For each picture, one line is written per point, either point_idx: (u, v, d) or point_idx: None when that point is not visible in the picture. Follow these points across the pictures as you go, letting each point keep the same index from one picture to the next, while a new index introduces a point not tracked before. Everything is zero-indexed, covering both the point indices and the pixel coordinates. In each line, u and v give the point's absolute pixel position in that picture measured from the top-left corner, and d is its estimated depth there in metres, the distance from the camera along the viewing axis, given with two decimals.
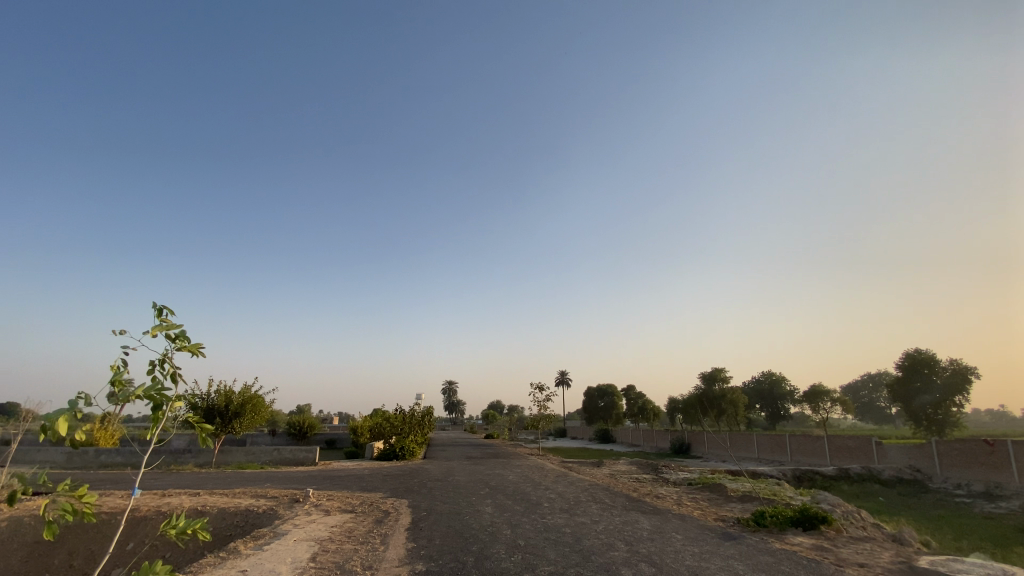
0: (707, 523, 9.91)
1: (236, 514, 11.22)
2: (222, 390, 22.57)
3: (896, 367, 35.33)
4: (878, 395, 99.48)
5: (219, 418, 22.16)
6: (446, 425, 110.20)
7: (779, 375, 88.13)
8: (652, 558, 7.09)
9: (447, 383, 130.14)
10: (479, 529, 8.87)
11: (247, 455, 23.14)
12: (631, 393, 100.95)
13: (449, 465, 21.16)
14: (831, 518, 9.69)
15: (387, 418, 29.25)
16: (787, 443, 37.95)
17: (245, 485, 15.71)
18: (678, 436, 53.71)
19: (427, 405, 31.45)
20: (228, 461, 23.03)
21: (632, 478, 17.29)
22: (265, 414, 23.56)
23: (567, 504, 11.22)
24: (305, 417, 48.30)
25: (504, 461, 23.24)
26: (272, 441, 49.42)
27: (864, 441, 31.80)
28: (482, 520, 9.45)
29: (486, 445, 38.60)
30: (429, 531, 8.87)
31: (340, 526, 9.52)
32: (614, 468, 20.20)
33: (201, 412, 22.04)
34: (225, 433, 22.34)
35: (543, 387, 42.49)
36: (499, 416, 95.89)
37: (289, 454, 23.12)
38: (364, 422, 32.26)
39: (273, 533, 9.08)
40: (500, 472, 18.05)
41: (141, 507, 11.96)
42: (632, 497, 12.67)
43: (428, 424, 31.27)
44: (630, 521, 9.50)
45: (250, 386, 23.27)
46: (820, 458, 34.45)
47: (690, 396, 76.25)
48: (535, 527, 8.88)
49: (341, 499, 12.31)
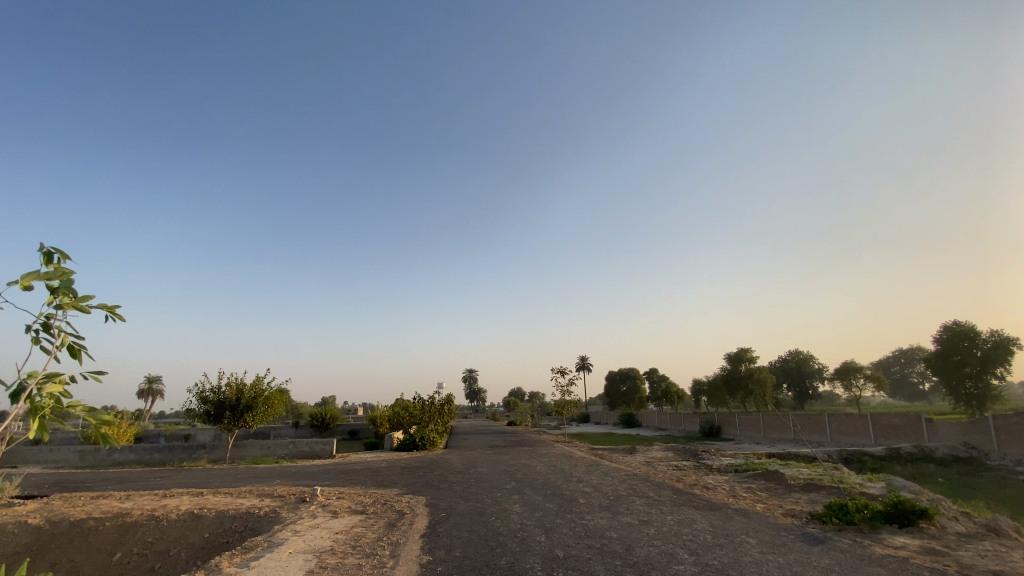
0: (778, 521, 8.34)
1: (234, 517, 10.00)
2: (233, 383, 21.60)
3: (931, 340, 32.89)
4: (912, 370, 95.63)
5: (230, 413, 21.24)
6: (468, 413, 110.13)
7: (806, 354, 85.19)
8: (730, 574, 5.56)
9: (468, 371, 130.04)
10: (507, 535, 7.45)
11: (263, 449, 22.26)
12: (654, 376, 99.04)
13: (471, 455, 19.89)
14: (931, 512, 8.06)
15: (406, 408, 28.16)
16: (828, 423, 35.93)
17: (253, 482, 14.59)
18: (707, 418, 51.89)
19: (447, 393, 30.30)
20: (243, 456, 22.15)
21: (672, 466, 15.75)
22: (279, 407, 22.60)
23: (609, 501, 9.73)
24: (326, 409, 47.84)
25: (529, 449, 21.91)
26: (294, 434, 49.13)
27: (912, 418, 29.73)
28: (511, 524, 8.03)
29: (509, 433, 37.51)
30: (448, 539, 7.47)
31: (345, 533, 8.22)
32: (650, 455, 18.66)
33: (211, 406, 21.14)
34: (237, 428, 21.43)
35: (565, 372, 41.06)
36: (521, 403, 95.15)
37: (305, 448, 22.14)
38: (383, 412, 31.28)
39: (267, 544, 7.79)
40: (526, 462, 16.71)
41: (133, 512, 10.89)
42: (680, 490, 11.13)
43: (449, 412, 30.11)
44: (687, 522, 7.97)
45: (262, 378, 22.28)
46: (865, 437, 32.40)
47: (715, 377, 74.11)
48: (574, 531, 7.43)
49: (352, 498, 11.03)
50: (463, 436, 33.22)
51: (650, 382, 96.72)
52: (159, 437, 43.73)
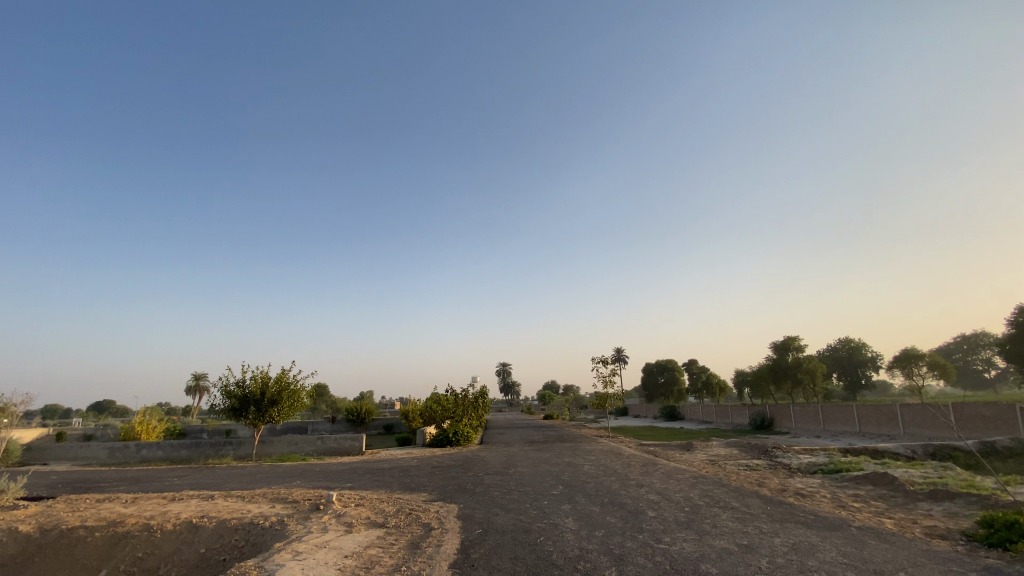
0: (931, 549, 6.14)
1: (235, 528, 8.51)
2: (257, 376, 20.49)
3: (1006, 323, 29.02)
4: (975, 357, 88.53)
5: (254, 408, 20.12)
6: (502, 407, 109.10)
7: (858, 342, 79.77)
8: None
9: (501, 365, 128.66)
10: (565, 567, 5.57)
11: (290, 446, 21.11)
12: (693, 368, 95.23)
13: (509, 452, 18.19)
14: None
15: (438, 402, 26.67)
16: (901, 415, 32.58)
17: (272, 483, 13.26)
18: (758, 411, 48.67)
19: (481, 386, 28.64)
20: (269, 453, 21.09)
21: (742, 467, 13.53)
22: (305, 401, 21.37)
23: (687, 515, 7.72)
24: (361, 404, 47.23)
25: (572, 446, 19.95)
26: (330, 429, 48.74)
27: (1002, 409, 26.25)
28: (566, 549, 6.12)
29: (547, 427, 35.92)
30: (487, 571, 5.64)
31: (357, 557, 6.52)
32: (712, 453, 16.45)
33: (235, 401, 20.07)
34: (262, 423, 20.32)
35: (604, 363, 38.84)
36: (556, 397, 93.30)
37: (334, 444, 20.88)
38: (416, 406, 29.96)
39: (259, 572, 6.16)
40: (571, 461, 14.82)
41: (129, 518, 9.59)
42: (772, 500, 8.97)
43: (484, 406, 28.46)
44: (808, 551, 5.88)
45: (287, 371, 21.07)
46: (947, 430, 29.01)
47: (761, 368, 70.11)
48: (655, 564, 5.47)
49: (372, 505, 9.38)
50: (500, 431, 31.62)
51: (690, 374, 93.09)
52: (200, 433, 44.09)
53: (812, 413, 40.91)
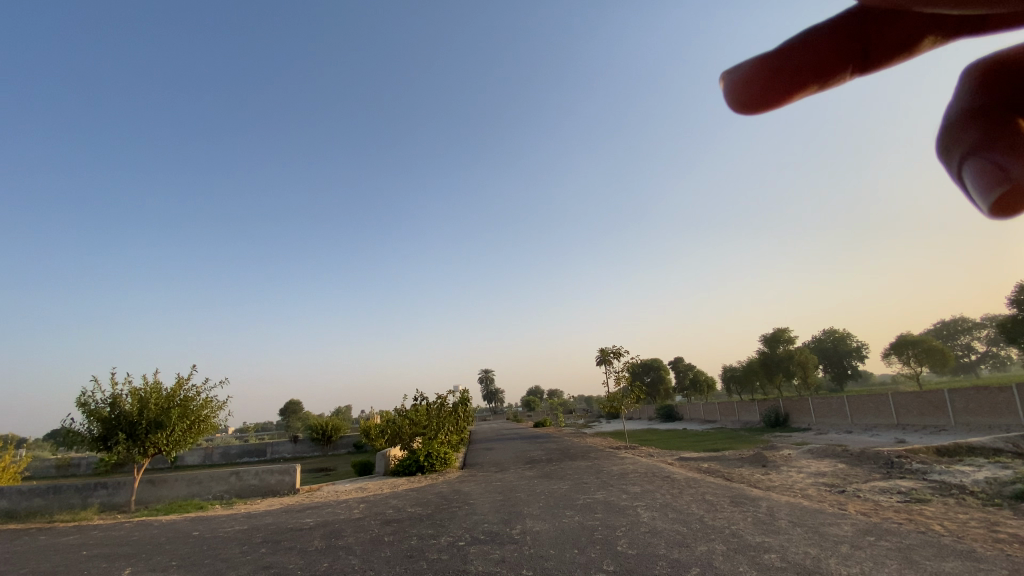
0: None
1: None
2: (136, 391, 14.20)
3: None
4: (956, 343, 85.89)
5: (128, 438, 13.81)
6: (486, 416, 102.73)
7: (844, 332, 76.53)
8: None
9: (482, 373, 122.16)
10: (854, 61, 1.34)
11: (191, 486, 14.83)
12: (680, 365, 90.92)
13: (504, 482, 12.37)
14: None
15: (405, 415, 20.64)
16: (949, 402, 27.78)
17: None
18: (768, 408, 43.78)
19: (461, 392, 22.72)
20: (158, 498, 14.73)
21: (899, 499, 8.09)
22: (209, 424, 15.09)
23: None
24: (327, 420, 40.89)
25: (590, 466, 14.36)
26: (290, 452, 42.00)
27: None
28: None
29: (542, 437, 30.18)
30: None
31: None
32: (812, 471, 10.94)
33: (100, 429, 13.75)
34: (143, 457, 13.98)
35: (601, 360, 33.26)
36: (541, 406, 87.27)
37: (255, 481, 14.76)
38: (380, 423, 23.77)
39: None
40: (609, 501, 9.17)
41: None
42: None
43: (467, 417, 22.48)
44: None
45: (184, 381, 14.85)
46: (1013, 417, 24.28)
47: (754, 361, 65.75)
48: None
49: None
50: (487, 447, 25.60)
51: (678, 372, 88.50)
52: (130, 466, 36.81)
53: (836, 406, 36.06)
